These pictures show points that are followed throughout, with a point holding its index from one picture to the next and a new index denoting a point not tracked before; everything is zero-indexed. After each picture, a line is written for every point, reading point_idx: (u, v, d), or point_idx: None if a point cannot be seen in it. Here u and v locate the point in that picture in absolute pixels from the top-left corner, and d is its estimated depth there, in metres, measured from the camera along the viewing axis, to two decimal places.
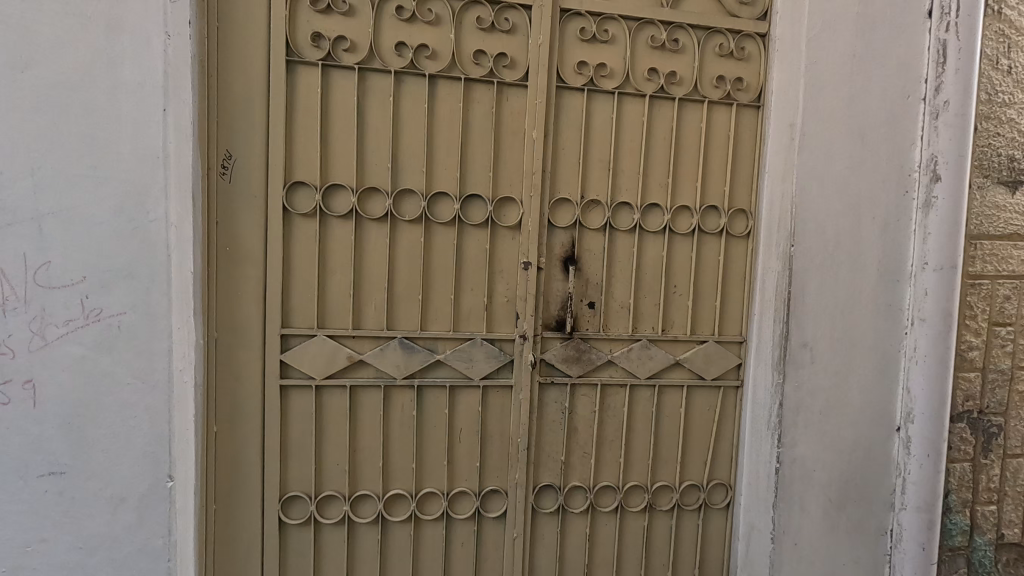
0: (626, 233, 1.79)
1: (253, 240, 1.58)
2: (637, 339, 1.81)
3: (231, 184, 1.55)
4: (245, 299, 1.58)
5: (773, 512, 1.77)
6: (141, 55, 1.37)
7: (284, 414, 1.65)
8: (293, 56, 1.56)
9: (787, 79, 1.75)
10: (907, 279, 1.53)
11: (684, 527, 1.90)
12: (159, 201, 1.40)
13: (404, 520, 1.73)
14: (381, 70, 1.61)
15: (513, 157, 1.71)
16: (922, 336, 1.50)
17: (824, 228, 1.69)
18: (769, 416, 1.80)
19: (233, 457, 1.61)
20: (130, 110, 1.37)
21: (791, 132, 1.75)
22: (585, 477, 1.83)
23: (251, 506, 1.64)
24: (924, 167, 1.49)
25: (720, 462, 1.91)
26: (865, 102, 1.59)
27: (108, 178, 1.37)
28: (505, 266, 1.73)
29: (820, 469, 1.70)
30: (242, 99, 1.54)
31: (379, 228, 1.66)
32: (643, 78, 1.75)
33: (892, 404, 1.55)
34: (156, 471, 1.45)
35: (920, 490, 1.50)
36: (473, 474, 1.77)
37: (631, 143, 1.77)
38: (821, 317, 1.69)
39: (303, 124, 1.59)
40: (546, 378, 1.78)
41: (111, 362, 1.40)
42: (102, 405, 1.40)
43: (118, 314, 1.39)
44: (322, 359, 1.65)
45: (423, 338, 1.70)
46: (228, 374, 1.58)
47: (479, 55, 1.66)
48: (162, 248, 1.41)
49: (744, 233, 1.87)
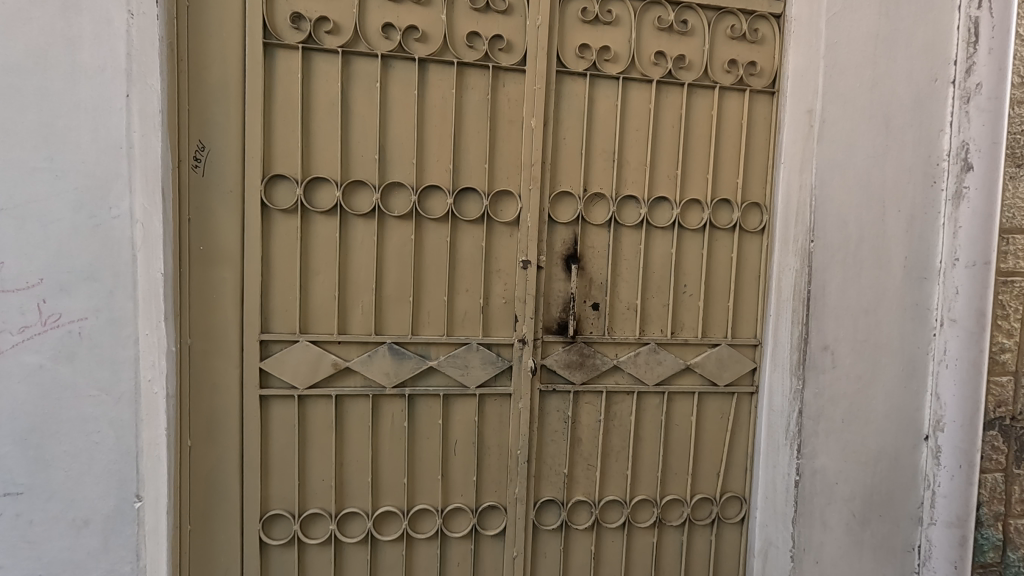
0: (632, 228, 1.67)
1: (229, 239, 1.46)
2: (645, 343, 1.69)
3: (204, 178, 1.43)
4: (222, 302, 1.47)
5: (793, 528, 1.61)
6: (101, 36, 1.24)
7: (265, 426, 1.53)
8: (271, 39, 1.44)
9: (805, 62, 1.59)
10: (935, 277, 1.48)
11: (695, 544, 1.78)
12: (122, 195, 1.28)
13: (395, 539, 1.61)
14: (367, 54, 1.49)
15: (511, 147, 1.59)
16: (952, 338, 1.46)
17: (845, 222, 1.54)
18: (786, 424, 1.64)
19: (209, 472, 1.49)
20: (89, 95, 1.25)
21: (809, 119, 1.57)
22: (590, 490, 1.71)
23: (230, 527, 1.52)
24: (954, 155, 1.44)
25: (734, 474, 1.78)
26: (892, 86, 1.49)
27: (66, 170, 1.25)
28: (502, 265, 1.62)
29: (843, 481, 1.58)
30: (216, 85, 1.42)
31: (366, 225, 1.54)
32: (649, 62, 1.63)
33: (920, 411, 1.51)
34: (122, 491, 1.32)
35: (951, 504, 1.46)
36: (470, 488, 1.65)
37: (637, 132, 1.65)
38: (842, 317, 1.55)
39: (283, 113, 1.47)
40: (548, 385, 1.66)
41: (72, 372, 1.28)
42: (62, 419, 1.28)
43: (79, 319, 1.27)
44: (305, 367, 1.52)
45: (414, 343, 1.58)
46: (204, 383, 1.47)
47: (473, 37, 1.54)
48: (126, 247, 1.29)
49: (758, 229, 1.73)
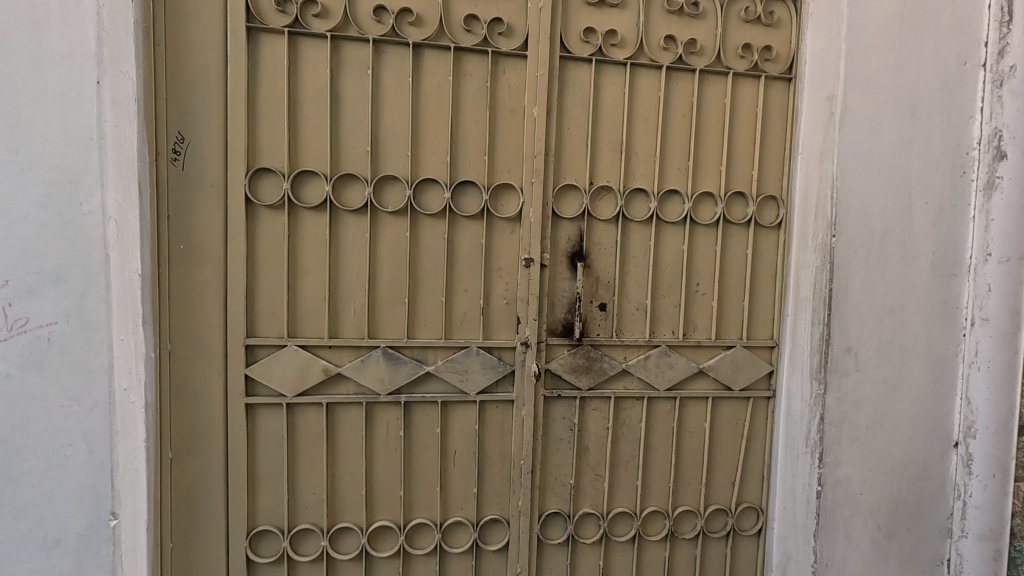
0: (641, 224, 1.57)
1: (212, 237, 1.37)
2: (655, 345, 1.59)
3: (184, 172, 1.34)
4: (205, 304, 1.37)
5: (815, 542, 1.52)
6: (69, 18, 1.15)
7: (251, 436, 1.44)
8: (254, 23, 1.35)
9: (824, 46, 1.49)
10: (966, 273, 1.40)
11: (710, 557, 1.69)
12: (94, 189, 1.19)
13: (391, 556, 1.52)
14: (358, 39, 1.40)
15: (512, 138, 1.50)
16: (984, 337, 1.36)
17: (868, 216, 1.44)
18: (806, 430, 1.55)
19: (191, 486, 1.40)
20: (56, 81, 1.15)
21: (830, 106, 1.47)
22: (598, 502, 1.62)
23: (214, 545, 1.43)
24: (985, 143, 1.36)
25: (750, 483, 1.69)
26: (917, 69, 1.40)
27: (31, 163, 1.15)
28: (503, 263, 1.52)
29: (867, 492, 1.48)
30: (195, 72, 1.33)
31: (358, 222, 1.44)
32: (659, 47, 1.54)
33: (949, 416, 1.42)
34: (96, 508, 1.23)
35: (983, 515, 1.36)
36: (470, 501, 1.56)
37: (646, 122, 1.55)
38: (865, 317, 1.46)
39: (269, 102, 1.38)
40: (553, 390, 1.56)
41: (41, 381, 1.18)
42: (30, 432, 1.18)
43: (47, 324, 1.18)
44: (293, 373, 1.43)
45: (410, 347, 1.49)
46: (186, 391, 1.37)
47: (472, 20, 1.45)
48: (98, 246, 1.20)
49: (775, 223, 1.63)
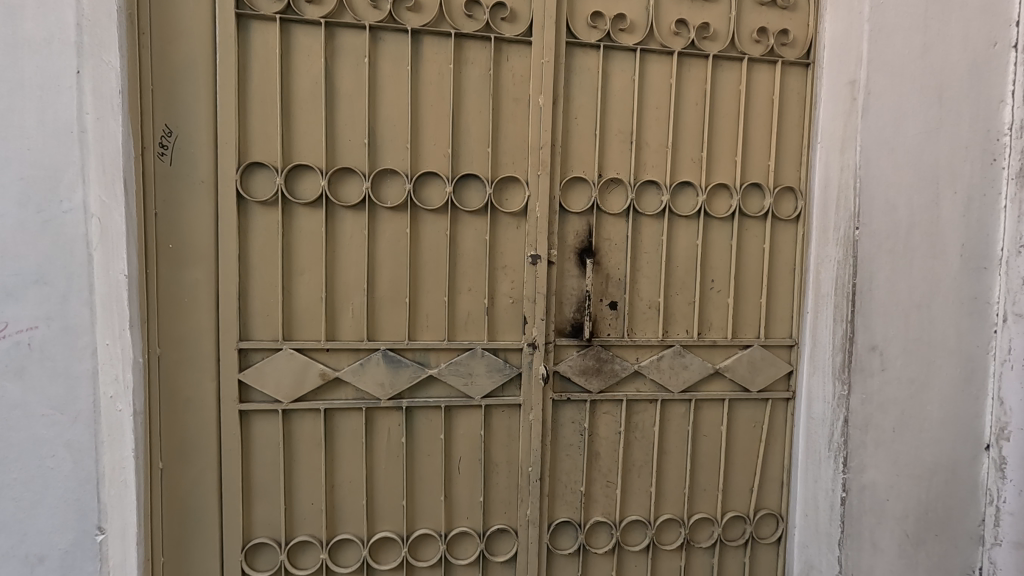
0: (652, 218, 1.50)
1: (202, 235, 1.30)
2: (668, 345, 1.52)
3: (171, 167, 1.27)
4: (195, 306, 1.31)
5: (839, 552, 1.43)
6: (47, 3, 1.09)
7: (246, 445, 1.37)
8: (245, 9, 1.28)
9: (845, 29, 1.40)
10: (996, 267, 1.36)
11: (727, 567, 1.61)
12: (76, 185, 1.12)
13: (393, 568, 1.45)
14: (353, 26, 1.33)
15: (516, 129, 1.43)
16: (1017, 335, 1.34)
17: (894, 207, 1.36)
18: (828, 434, 1.46)
19: (184, 497, 1.33)
20: (34, 72, 1.09)
21: (851, 91, 1.38)
22: (610, 510, 1.55)
23: (207, 560, 1.36)
24: (1017, 128, 1.32)
25: (769, 489, 1.61)
26: (946, 51, 1.33)
27: (8, 158, 1.08)
28: (508, 261, 1.45)
29: (894, 498, 1.40)
30: (182, 62, 1.26)
31: (355, 218, 1.38)
32: (670, 31, 1.46)
33: (980, 417, 1.39)
34: (82, 522, 1.17)
35: (1018, 522, 1.34)
36: (476, 510, 1.49)
37: (657, 111, 1.48)
38: (892, 313, 1.38)
39: (260, 93, 1.31)
40: (561, 394, 1.49)
41: (21, 389, 1.12)
42: (11, 442, 1.12)
43: (28, 329, 1.11)
44: (289, 378, 1.36)
45: (412, 349, 1.42)
46: (176, 398, 1.31)
47: (472, 5, 1.38)
48: (80, 246, 1.13)
49: (793, 216, 1.54)
